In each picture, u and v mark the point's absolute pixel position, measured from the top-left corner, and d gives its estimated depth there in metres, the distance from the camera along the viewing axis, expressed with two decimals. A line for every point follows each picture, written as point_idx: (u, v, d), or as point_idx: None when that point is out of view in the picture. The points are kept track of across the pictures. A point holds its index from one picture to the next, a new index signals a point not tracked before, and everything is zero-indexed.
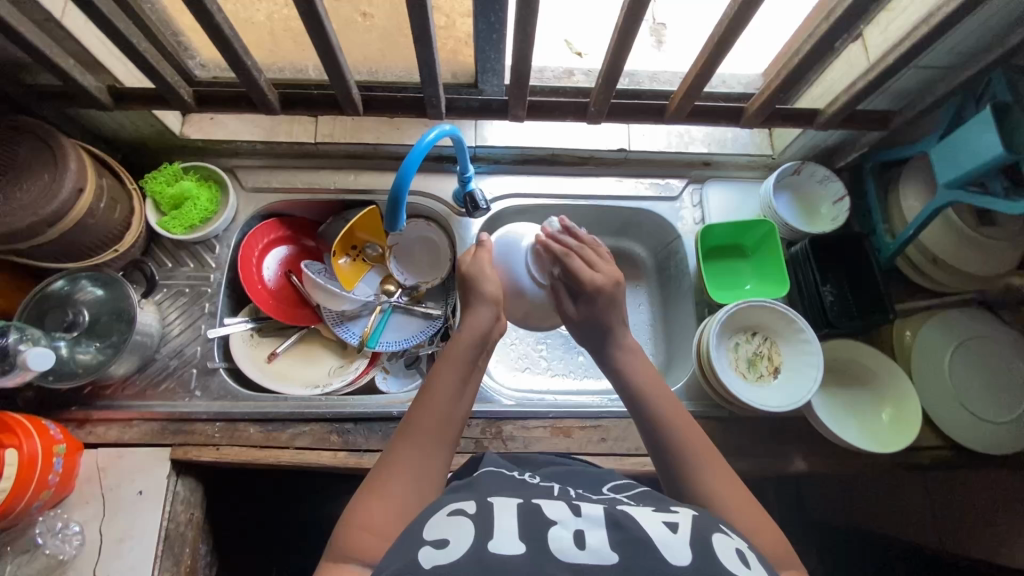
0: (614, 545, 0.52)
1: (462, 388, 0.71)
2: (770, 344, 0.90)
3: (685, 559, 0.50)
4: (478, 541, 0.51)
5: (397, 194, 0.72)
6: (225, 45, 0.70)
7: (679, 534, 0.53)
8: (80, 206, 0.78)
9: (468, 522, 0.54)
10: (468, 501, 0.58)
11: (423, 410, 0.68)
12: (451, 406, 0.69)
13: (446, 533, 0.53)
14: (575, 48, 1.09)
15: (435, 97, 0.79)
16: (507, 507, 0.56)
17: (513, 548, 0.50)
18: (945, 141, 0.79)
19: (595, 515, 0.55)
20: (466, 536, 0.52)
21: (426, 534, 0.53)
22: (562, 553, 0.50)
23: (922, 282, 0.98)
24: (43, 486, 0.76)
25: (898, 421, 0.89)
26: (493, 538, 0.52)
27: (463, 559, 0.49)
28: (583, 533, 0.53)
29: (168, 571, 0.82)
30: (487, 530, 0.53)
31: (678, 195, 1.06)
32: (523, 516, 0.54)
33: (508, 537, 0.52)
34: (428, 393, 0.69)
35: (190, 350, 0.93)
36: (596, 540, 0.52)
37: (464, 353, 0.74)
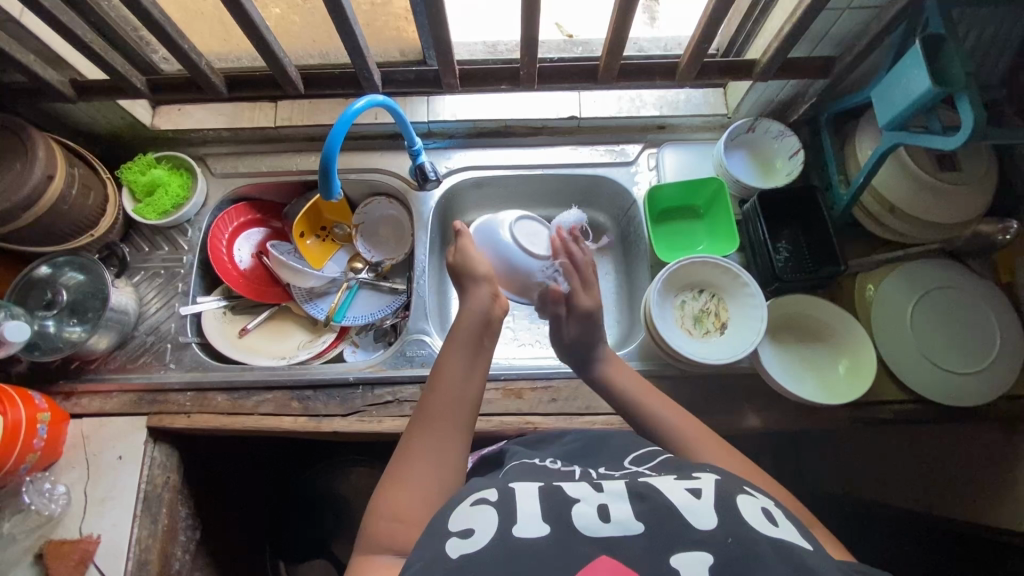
0: (639, 514, 0.53)
1: (472, 368, 0.71)
2: (717, 300, 0.90)
3: (709, 523, 0.52)
4: (502, 528, 0.53)
5: (327, 163, 0.75)
6: (161, 31, 0.74)
7: (703, 498, 0.55)
8: (51, 191, 0.85)
9: (492, 509, 0.55)
10: (490, 490, 0.59)
11: (436, 396, 0.68)
12: (462, 386, 0.69)
13: (471, 523, 0.54)
14: (565, 31, 1.11)
15: (366, 70, 0.81)
16: (529, 493, 0.58)
17: (538, 530, 0.52)
18: (885, 80, 0.77)
19: (616, 490, 0.57)
20: (490, 523, 0.53)
21: (451, 526, 0.54)
22: (587, 529, 0.52)
23: (884, 235, 0.95)
24: (27, 449, 0.83)
25: (854, 372, 0.88)
26: (518, 522, 0.53)
27: (489, 546, 0.51)
28: (607, 506, 0.55)
29: (146, 529, 0.88)
30: (511, 514, 0.54)
31: (634, 160, 1.06)
32: (545, 500, 0.56)
33: (532, 520, 0.53)
34: (438, 379, 0.70)
35: (165, 326, 0.99)
36: (621, 512, 0.54)
37: (470, 331, 0.73)
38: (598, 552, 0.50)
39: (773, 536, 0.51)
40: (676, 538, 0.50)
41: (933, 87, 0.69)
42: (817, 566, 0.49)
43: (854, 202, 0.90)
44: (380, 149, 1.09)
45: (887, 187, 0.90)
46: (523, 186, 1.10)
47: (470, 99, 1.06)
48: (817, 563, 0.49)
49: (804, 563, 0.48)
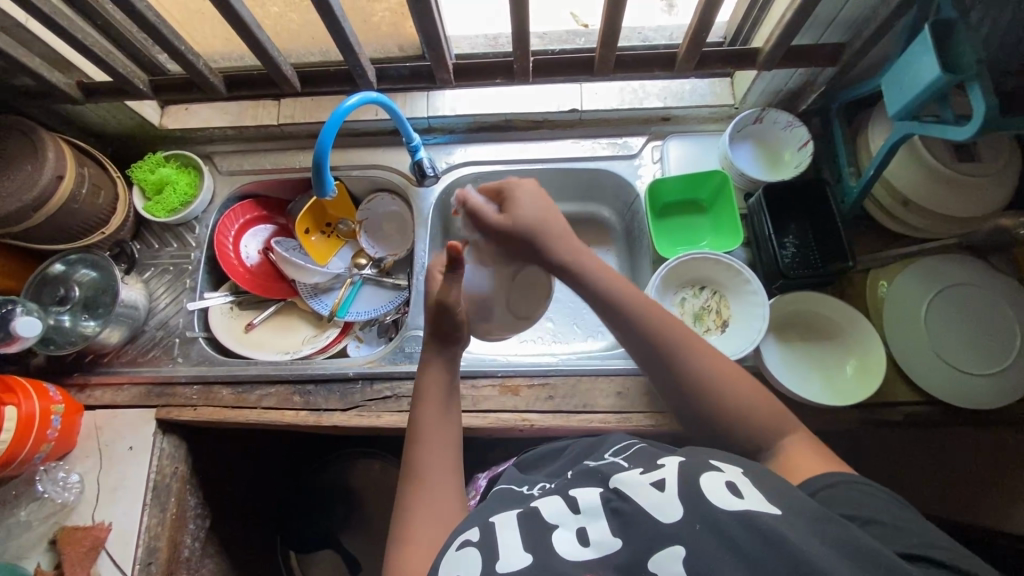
0: (615, 529, 0.53)
1: (448, 414, 0.71)
2: (719, 298, 0.88)
3: (676, 517, 0.51)
4: (484, 568, 0.53)
5: (319, 160, 0.75)
6: (157, 34, 0.75)
7: (667, 490, 0.54)
8: (61, 191, 0.88)
9: (475, 548, 0.56)
10: (472, 528, 0.60)
11: (421, 450, 0.68)
12: (444, 435, 0.70)
13: (456, 568, 0.55)
14: (580, 21, 1.06)
15: (359, 67, 0.81)
16: (507, 522, 0.58)
17: (520, 561, 0.53)
18: (895, 66, 0.73)
19: (590, 504, 0.57)
20: (475, 564, 0.54)
21: (441, 573, 0.55)
22: (566, 554, 0.53)
23: (901, 231, 0.91)
24: (41, 439, 0.87)
25: (862, 373, 0.85)
26: (500, 559, 0.53)
27: None
28: (584, 528, 0.55)
29: (155, 517, 0.91)
30: (494, 550, 0.55)
31: (637, 153, 1.04)
32: (523, 527, 0.57)
33: (512, 554, 0.54)
34: (419, 433, 0.70)
35: (174, 321, 1.02)
36: (598, 531, 0.54)
37: (440, 377, 0.73)
38: (578, 574, 0.51)
39: (736, 510, 0.50)
40: (648, 544, 0.51)
41: (942, 74, 0.65)
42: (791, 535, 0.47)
43: (864, 195, 0.86)
44: (381, 145, 1.09)
45: (900, 181, 0.87)
46: None
47: (471, 93, 1.06)
48: (788, 529, 0.48)
49: (772, 530, 0.47)
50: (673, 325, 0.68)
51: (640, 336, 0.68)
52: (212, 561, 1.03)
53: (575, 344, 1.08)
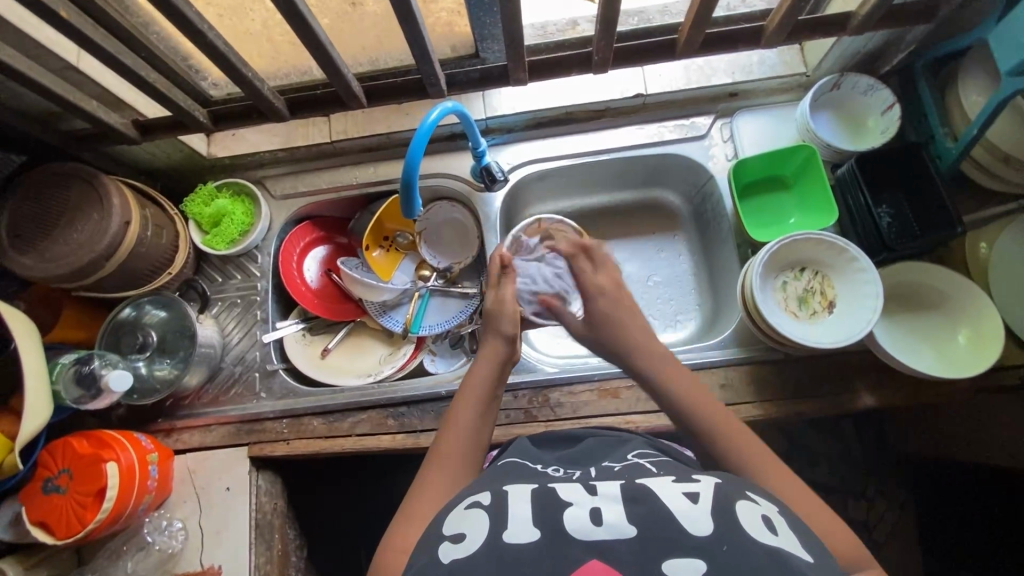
0: (633, 517, 0.49)
1: (482, 417, 0.70)
2: (822, 278, 0.85)
3: (707, 530, 0.47)
4: (491, 533, 0.49)
5: (409, 179, 0.72)
6: (224, 62, 0.71)
7: (701, 503, 0.50)
8: (129, 237, 0.84)
9: (483, 512, 0.52)
10: (483, 491, 0.56)
11: (446, 439, 0.67)
12: (475, 432, 0.68)
13: (462, 526, 0.51)
14: None
15: (432, 75, 0.77)
16: (521, 493, 0.54)
17: (528, 535, 0.48)
18: (1010, 18, 0.70)
19: (611, 492, 0.52)
20: (482, 528, 0.50)
21: (443, 531, 0.52)
22: (577, 532, 0.48)
23: (999, 188, 0.88)
24: (143, 491, 0.85)
25: (977, 342, 0.82)
26: (508, 528, 0.49)
27: (479, 553, 0.47)
28: (599, 509, 0.50)
29: (263, 555, 0.90)
30: (503, 520, 0.51)
31: (707, 133, 1.00)
32: (538, 502, 0.52)
33: (521, 524, 0.49)
34: (451, 424, 0.69)
35: (250, 355, 0.99)
36: (614, 516, 0.49)
37: (482, 380, 0.73)
38: (589, 555, 0.46)
39: (769, 545, 0.46)
40: (671, 544, 0.46)
41: None
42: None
43: (964, 155, 0.83)
44: (436, 152, 1.05)
45: (1001, 137, 0.83)
46: (589, 172, 1.05)
47: (527, 89, 1.02)
48: None
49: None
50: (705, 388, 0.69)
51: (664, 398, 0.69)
52: None
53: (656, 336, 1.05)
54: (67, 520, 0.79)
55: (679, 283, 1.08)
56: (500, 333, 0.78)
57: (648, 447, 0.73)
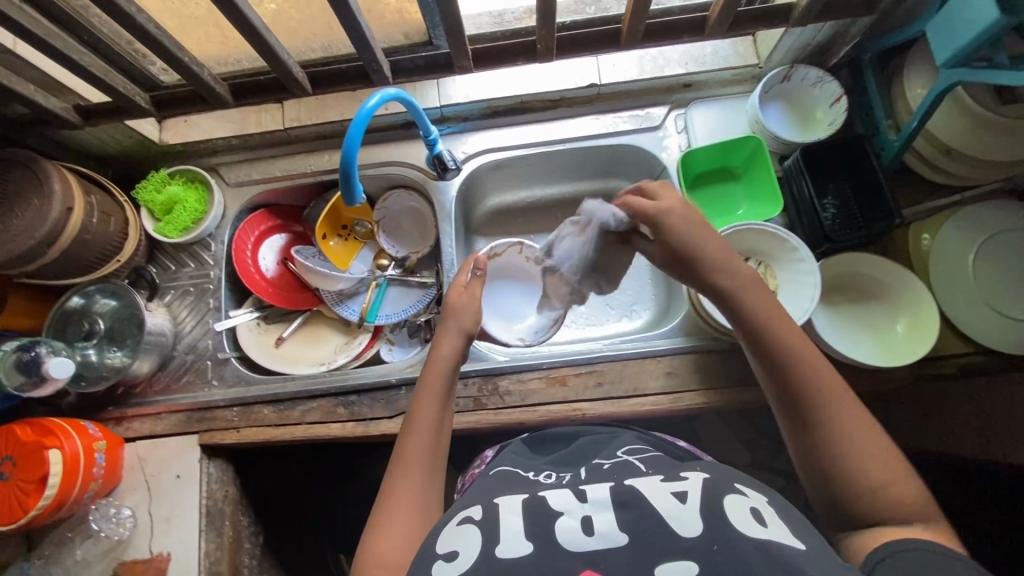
0: (623, 525, 0.52)
1: (441, 418, 0.72)
2: (765, 268, 0.85)
3: (695, 531, 0.50)
4: (483, 551, 0.52)
5: (346, 167, 0.71)
6: (159, 47, 0.70)
7: (689, 503, 0.53)
8: (73, 223, 0.84)
9: (476, 527, 0.55)
10: (474, 506, 0.59)
11: (410, 445, 0.69)
12: (436, 434, 0.70)
13: (454, 544, 0.54)
14: None
15: (374, 62, 0.77)
16: (512, 506, 0.57)
17: (520, 549, 0.51)
18: (943, 13, 0.71)
19: (600, 498, 0.55)
20: (473, 546, 0.53)
21: (437, 548, 0.54)
22: (569, 543, 0.51)
23: (942, 181, 0.89)
24: (88, 479, 0.85)
25: (914, 331, 0.83)
26: (500, 543, 0.52)
27: (472, 567, 0.51)
28: (590, 518, 0.53)
29: (213, 542, 0.90)
30: (494, 534, 0.54)
31: (661, 124, 1.00)
32: (527, 513, 0.55)
33: (514, 539, 0.52)
34: (411, 428, 0.70)
35: (202, 343, 0.99)
36: (604, 524, 0.52)
37: (438, 380, 0.74)
38: (580, 568, 0.49)
39: (758, 537, 0.49)
40: (659, 548, 0.49)
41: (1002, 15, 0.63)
42: (808, 568, 0.47)
43: (905, 148, 0.84)
44: (392, 141, 1.05)
45: (941, 130, 0.84)
46: (545, 162, 1.05)
47: (482, 78, 1.01)
48: (810, 565, 0.47)
49: (794, 565, 0.46)
50: (806, 343, 0.66)
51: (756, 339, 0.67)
52: None
53: (611, 326, 1.06)
54: (9, 507, 0.79)
55: (635, 273, 1.09)
56: (459, 329, 0.78)
57: (641, 441, 0.75)
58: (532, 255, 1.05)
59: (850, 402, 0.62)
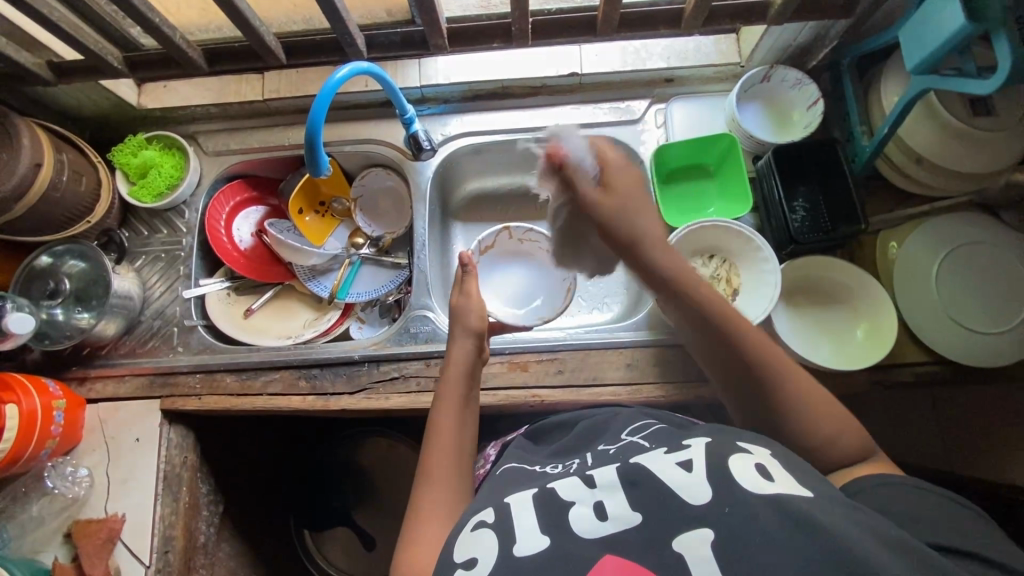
0: (634, 503, 0.52)
1: (463, 424, 0.72)
2: (729, 266, 0.86)
3: (704, 497, 0.50)
4: (502, 551, 0.52)
5: (312, 138, 0.71)
6: (129, 6, 0.70)
7: (694, 471, 0.53)
8: (41, 180, 0.84)
9: (490, 530, 0.55)
10: (487, 509, 0.58)
11: (436, 451, 0.69)
12: (459, 439, 0.71)
13: (472, 550, 0.53)
14: None
15: (346, 35, 0.76)
16: (523, 503, 0.57)
17: (537, 544, 0.52)
18: (913, 19, 0.71)
19: (609, 481, 0.56)
20: (491, 547, 0.53)
21: (455, 556, 0.54)
22: (586, 532, 0.52)
23: (914, 190, 0.89)
24: (45, 436, 0.85)
25: (872, 337, 0.84)
26: (517, 541, 0.52)
27: (494, 568, 0.51)
28: (602, 503, 0.54)
29: (169, 506, 0.91)
30: (510, 531, 0.54)
31: (640, 117, 1.00)
32: (541, 508, 0.56)
33: (530, 534, 0.53)
34: (435, 434, 0.71)
35: (171, 309, 1.00)
36: (617, 506, 0.53)
37: (458, 386, 0.75)
38: (603, 551, 0.50)
39: (767, 492, 0.49)
40: (673, 521, 0.50)
41: (968, 22, 0.63)
42: (824, 516, 0.47)
43: (877, 154, 0.84)
44: (370, 119, 1.05)
45: (914, 137, 0.84)
46: (524, 149, 1.05)
47: (464, 60, 1.01)
48: (820, 511, 0.47)
49: (806, 514, 0.47)
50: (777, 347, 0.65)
51: (706, 319, 0.69)
52: (227, 544, 1.04)
53: (581, 317, 1.07)
54: None
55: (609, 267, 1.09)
56: (466, 330, 0.80)
57: (645, 415, 0.74)
58: (522, 236, 1.07)
59: (804, 374, 0.63)
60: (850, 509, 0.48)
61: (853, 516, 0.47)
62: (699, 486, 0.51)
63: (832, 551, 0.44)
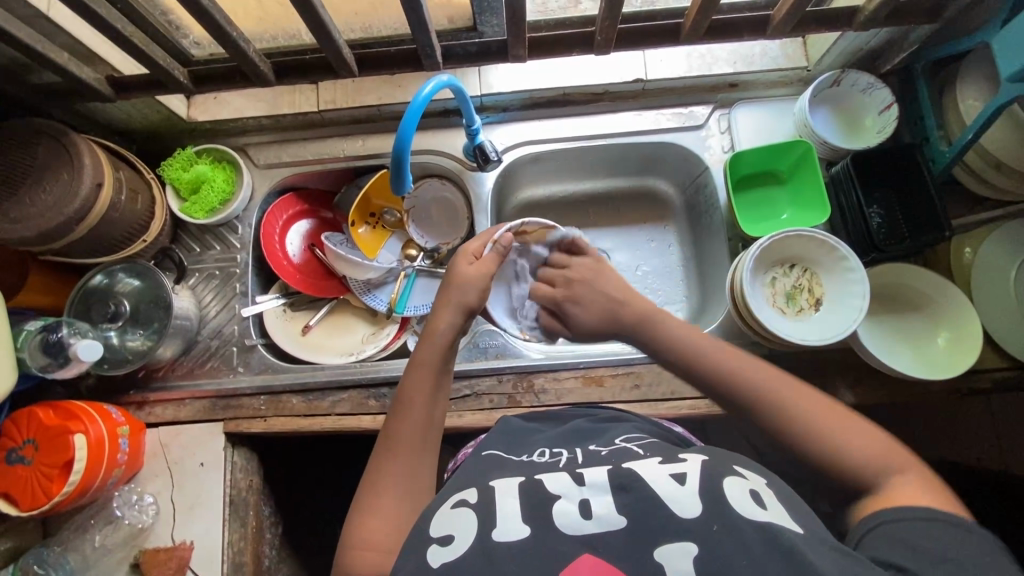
0: (621, 508, 0.51)
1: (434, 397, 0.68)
2: (810, 275, 0.85)
3: (695, 512, 0.49)
4: (480, 533, 0.51)
5: (400, 155, 0.69)
6: (207, 20, 0.67)
7: (686, 485, 0.52)
8: (102, 201, 0.80)
9: (471, 512, 0.54)
10: (469, 488, 0.58)
11: (399, 422, 0.66)
12: (426, 414, 0.67)
13: (450, 527, 0.53)
14: None
15: (428, 46, 0.74)
16: (508, 488, 0.56)
17: (517, 533, 0.50)
18: (1011, 25, 0.70)
19: (598, 482, 0.54)
20: (469, 530, 0.52)
21: (431, 532, 0.53)
22: (567, 527, 0.50)
23: (988, 195, 0.88)
24: (113, 463, 0.82)
25: (955, 345, 0.83)
26: (498, 527, 0.51)
27: (469, 554, 0.50)
28: (588, 501, 0.52)
29: (237, 532, 0.89)
30: (491, 520, 0.53)
31: (704, 123, 0.98)
32: (525, 496, 0.54)
33: (512, 523, 0.51)
34: (401, 407, 0.67)
35: (228, 328, 0.97)
36: (603, 507, 0.51)
37: (434, 354, 0.71)
38: (580, 551, 0.48)
39: (757, 519, 0.48)
40: (659, 532, 0.48)
41: None
42: (815, 558, 0.46)
43: (957, 159, 0.83)
44: (429, 128, 1.02)
45: (993, 143, 0.83)
46: (582, 157, 1.04)
47: (523, 67, 0.99)
48: (808, 549, 0.47)
49: (793, 548, 0.46)
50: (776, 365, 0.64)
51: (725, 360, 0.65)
52: (288, 565, 1.01)
53: None
54: (31, 491, 0.77)
55: (669, 273, 1.07)
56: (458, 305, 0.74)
57: (645, 429, 0.71)
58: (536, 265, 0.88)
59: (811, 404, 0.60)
60: (841, 552, 0.47)
61: (837, 556, 0.47)
62: (671, 501, 0.51)
63: None
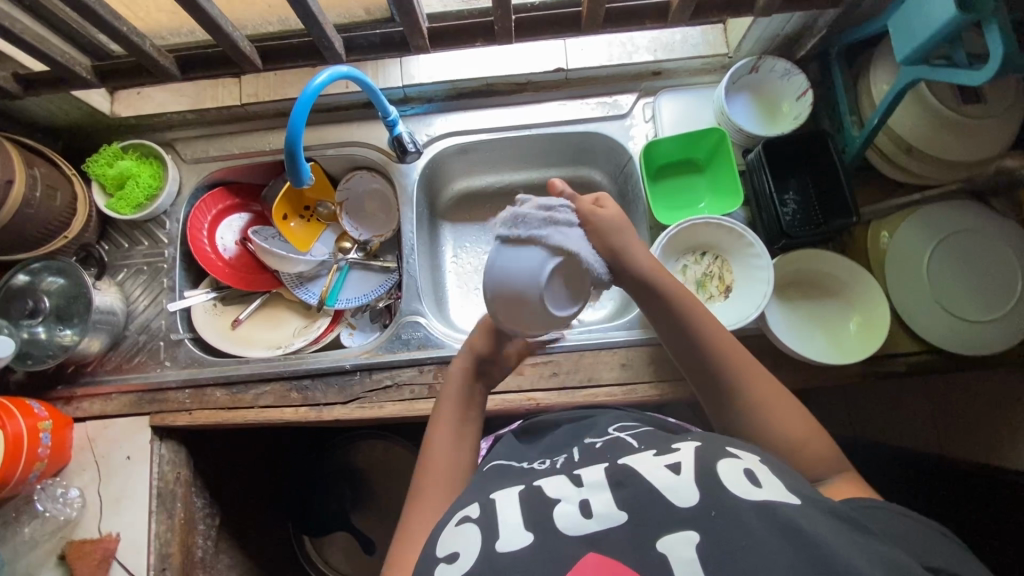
0: (620, 503, 0.52)
1: (462, 429, 0.72)
2: (722, 262, 0.86)
3: (692, 500, 0.50)
4: (483, 550, 0.52)
5: (293, 147, 0.70)
6: (91, 15, 0.67)
7: (682, 473, 0.53)
8: (13, 197, 0.81)
9: (474, 526, 0.54)
10: (472, 504, 0.58)
11: (430, 456, 0.69)
12: (455, 448, 0.70)
13: (455, 545, 0.53)
14: None
15: (324, 38, 0.74)
16: (508, 499, 0.56)
17: (521, 541, 0.51)
18: (904, 8, 0.70)
19: (596, 481, 0.56)
20: (474, 545, 0.52)
21: (439, 552, 0.54)
22: (570, 529, 0.51)
23: (902, 179, 0.88)
24: (33, 459, 0.83)
25: (865, 329, 0.84)
26: (500, 538, 0.52)
27: (474, 568, 0.50)
28: (587, 501, 0.53)
29: (164, 524, 0.90)
30: (495, 528, 0.53)
31: (628, 112, 0.98)
32: (525, 505, 0.55)
33: (513, 531, 0.52)
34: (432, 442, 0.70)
35: (156, 323, 0.98)
36: (602, 504, 0.53)
37: (458, 387, 0.75)
38: (585, 549, 0.49)
39: (754, 499, 0.50)
40: (660, 521, 0.50)
41: (959, 12, 0.62)
42: (805, 521, 0.48)
43: (867, 144, 0.83)
44: (355, 120, 1.02)
45: (902, 127, 0.83)
46: (510, 147, 1.03)
47: (447, 58, 0.99)
48: (806, 519, 0.48)
49: (792, 522, 0.47)
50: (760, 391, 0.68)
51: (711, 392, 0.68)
52: (225, 556, 1.02)
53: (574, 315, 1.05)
54: None
55: None
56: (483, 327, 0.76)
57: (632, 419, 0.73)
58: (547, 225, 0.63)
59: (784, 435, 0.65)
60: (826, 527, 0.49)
61: (756, 559, 0.46)
62: (678, 495, 0.51)
63: (817, 560, 0.45)
